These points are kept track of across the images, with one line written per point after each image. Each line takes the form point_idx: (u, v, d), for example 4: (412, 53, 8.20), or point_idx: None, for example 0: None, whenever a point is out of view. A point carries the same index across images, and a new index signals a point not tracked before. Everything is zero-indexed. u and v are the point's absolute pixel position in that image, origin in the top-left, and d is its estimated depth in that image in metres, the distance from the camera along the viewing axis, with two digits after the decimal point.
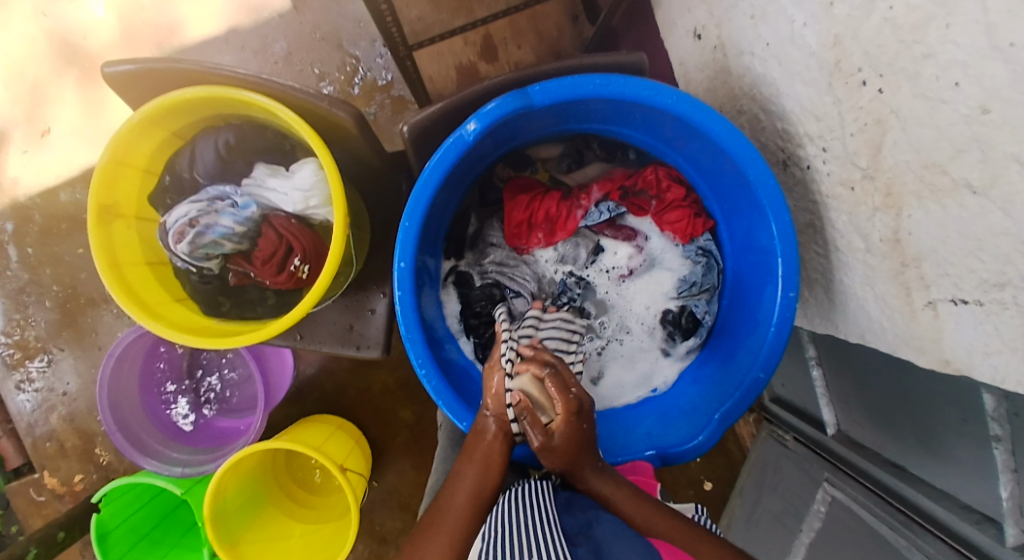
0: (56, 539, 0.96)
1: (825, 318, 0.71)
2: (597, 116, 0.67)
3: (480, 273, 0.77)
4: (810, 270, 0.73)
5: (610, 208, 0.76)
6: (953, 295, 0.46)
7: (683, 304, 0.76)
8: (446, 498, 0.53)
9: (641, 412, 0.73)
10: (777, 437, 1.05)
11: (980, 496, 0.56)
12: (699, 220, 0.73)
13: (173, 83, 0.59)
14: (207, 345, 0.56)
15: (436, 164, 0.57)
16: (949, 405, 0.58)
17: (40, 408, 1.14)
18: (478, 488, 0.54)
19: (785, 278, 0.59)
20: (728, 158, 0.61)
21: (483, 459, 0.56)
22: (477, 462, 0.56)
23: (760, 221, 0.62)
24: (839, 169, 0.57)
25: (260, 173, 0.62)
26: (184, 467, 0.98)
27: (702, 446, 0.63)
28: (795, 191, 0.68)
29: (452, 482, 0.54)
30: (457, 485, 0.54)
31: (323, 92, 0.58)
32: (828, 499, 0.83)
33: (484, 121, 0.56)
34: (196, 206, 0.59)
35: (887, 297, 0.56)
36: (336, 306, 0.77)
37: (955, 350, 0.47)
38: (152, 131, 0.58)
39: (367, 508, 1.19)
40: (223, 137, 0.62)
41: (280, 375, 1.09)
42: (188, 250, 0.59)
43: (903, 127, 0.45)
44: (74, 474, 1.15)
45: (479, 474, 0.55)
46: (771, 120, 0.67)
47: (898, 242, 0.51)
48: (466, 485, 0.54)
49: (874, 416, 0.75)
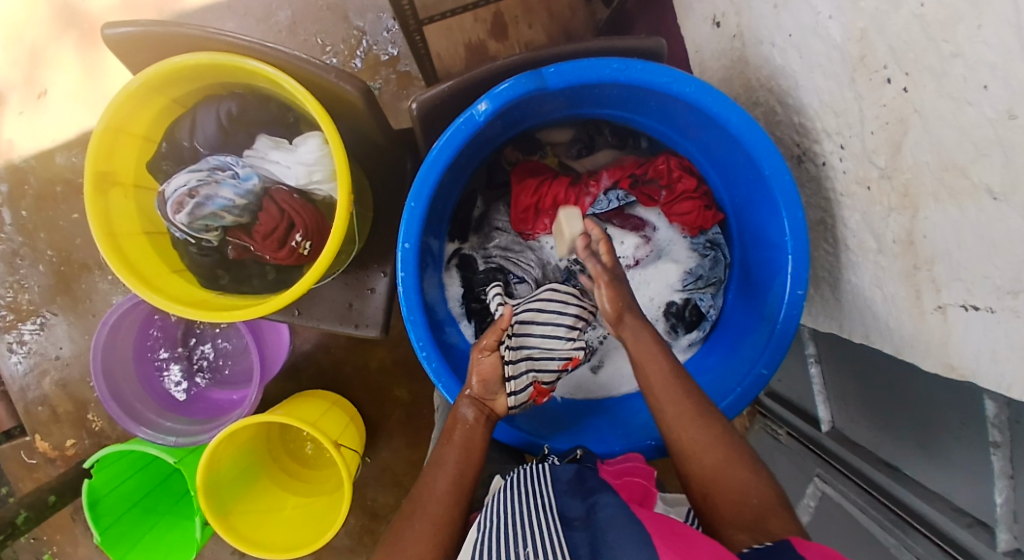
0: (47, 503, 0.97)
1: (830, 316, 0.71)
2: (611, 101, 0.66)
3: (483, 256, 0.76)
4: (817, 268, 0.72)
5: (619, 196, 0.74)
6: (964, 301, 0.45)
7: (689, 297, 0.75)
8: (425, 485, 0.53)
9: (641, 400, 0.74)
10: (770, 431, 1.06)
11: (974, 499, 0.56)
12: (709, 212, 0.72)
13: (175, 49, 0.57)
14: (206, 318, 0.56)
15: (445, 145, 0.56)
16: (950, 408, 0.58)
17: (32, 372, 1.13)
18: (457, 477, 0.54)
19: (795, 275, 0.59)
20: (742, 149, 0.60)
21: (462, 442, 0.56)
22: (458, 445, 0.56)
23: (771, 216, 0.61)
24: (856, 167, 0.56)
25: (263, 145, 0.61)
26: (178, 436, 0.97)
27: (729, 411, 0.62)
28: (808, 187, 0.67)
29: (432, 470, 0.54)
30: (436, 472, 0.54)
31: (331, 65, 0.56)
32: (818, 494, 0.84)
33: (496, 102, 0.55)
34: (196, 175, 0.57)
35: (897, 298, 0.55)
36: (337, 284, 0.76)
37: (961, 355, 0.47)
38: (152, 98, 0.56)
39: (359, 483, 1.20)
40: (225, 106, 0.60)
41: (276, 350, 1.08)
42: (187, 221, 0.57)
43: (925, 127, 0.44)
44: (66, 439, 1.15)
45: (461, 460, 0.55)
46: (787, 113, 0.65)
47: (912, 243, 0.51)
48: (446, 473, 0.53)
49: (873, 416, 0.75)
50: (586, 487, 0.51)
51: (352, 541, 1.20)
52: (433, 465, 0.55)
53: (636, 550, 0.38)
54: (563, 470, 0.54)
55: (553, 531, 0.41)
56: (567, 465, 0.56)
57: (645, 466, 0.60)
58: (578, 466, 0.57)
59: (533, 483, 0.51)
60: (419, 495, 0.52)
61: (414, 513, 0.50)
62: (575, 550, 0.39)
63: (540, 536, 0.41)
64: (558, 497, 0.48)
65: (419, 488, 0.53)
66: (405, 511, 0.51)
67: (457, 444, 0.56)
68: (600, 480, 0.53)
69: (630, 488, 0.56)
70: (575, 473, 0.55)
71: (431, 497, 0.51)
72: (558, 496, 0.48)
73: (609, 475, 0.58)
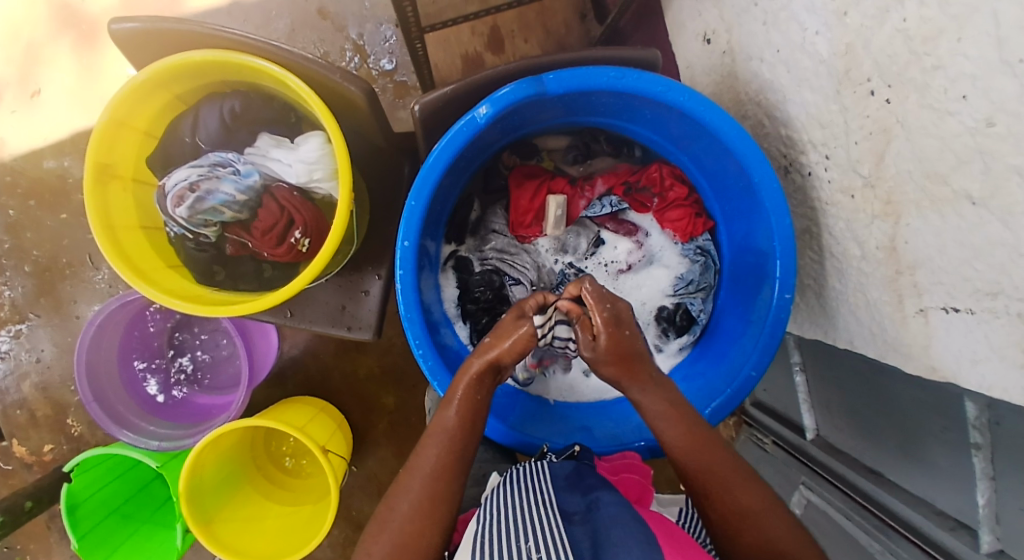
0: (23, 509, 0.94)
1: (816, 323, 0.72)
2: (607, 109, 0.68)
3: (480, 258, 0.77)
4: (803, 276, 0.75)
5: (612, 202, 0.77)
6: (945, 304, 0.47)
7: (679, 302, 0.76)
8: (419, 454, 0.53)
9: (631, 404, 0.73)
10: (756, 441, 1.07)
11: (956, 502, 0.57)
12: (699, 220, 0.74)
13: (184, 45, 0.58)
14: (202, 312, 0.56)
15: (446, 146, 0.57)
16: (932, 414, 0.60)
17: (12, 375, 1.10)
18: (451, 454, 0.53)
19: (782, 279, 0.60)
20: (731, 157, 0.62)
21: (462, 414, 0.55)
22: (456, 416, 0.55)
23: (760, 223, 0.63)
24: (840, 176, 0.58)
25: (264, 143, 0.61)
26: (161, 440, 0.95)
27: (711, 418, 0.64)
28: (795, 197, 0.70)
29: (427, 437, 0.54)
30: (431, 441, 0.54)
31: (336, 65, 0.57)
32: (804, 502, 0.86)
33: (497, 106, 0.56)
34: (196, 171, 0.57)
35: (880, 304, 0.57)
36: (331, 287, 0.77)
37: (943, 357, 0.49)
38: (156, 92, 0.57)
39: (345, 493, 1.18)
40: (228, 104, 0.61)
41: (265, 355, 1.07)
42: (186, 215, 0.58)
43: (907, 137, 0.46)
44: (44, 443, 1.12)
45: (457, 431, 0.54)
46: (775, 126, 0.68)
47: (894, 250, 0.53)
48: (439, 443, 0.53)
49: (857, 423, 0.77)
50: (584, 483, 0.51)
51: (335, 552, 1.18)
52: (431, 434, 0.54)
53: (635, 544, 0.38)
54: (560, 468, 0.55)
55: (553, 525, 0.42)
56: (564, 464, 0.56)
57: (641, 465, 0.61)
58: (575, 462, 0.57)
59: (532, 479, 0.51)
60: (414, 463, 0.53)
61: (406, 482, 0.52)
62: (576, 545, 0.39)
63: (541, 530, 0.41)
64: (556, 493, 0.48)
65: (413, 457, 0.53)
66: (400, 478, 0.52)
67: (456, 415, 0.55)
68: (598, 478, 0.54)
69: (628, 485, 0.57)
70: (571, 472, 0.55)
71: (425, 471, 0.52)
72: (555, 494, 0.49)
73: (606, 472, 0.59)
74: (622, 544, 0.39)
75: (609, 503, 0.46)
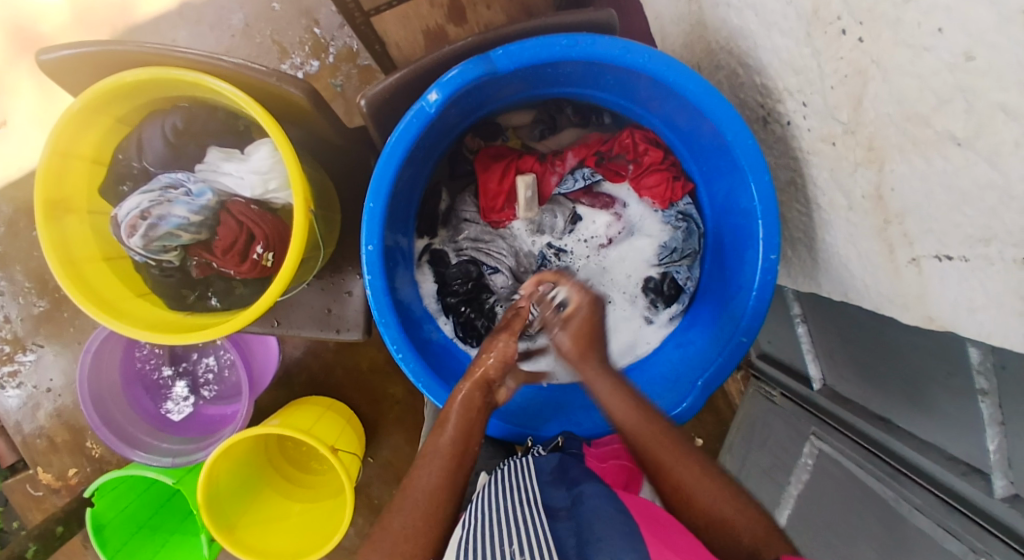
0: (55, 533, 0.97)
1: (808, 276, 0.70)
2: (571, 78, 0.64)
3: (455, 249, 0.75)
4: (792, 229, 0.72)
5: (585, 174, 0.74)
6: (937, 252, 0.45)
7: (665, 271, 0.74)
8: (414, 474, 0.52)
9: (626, 381, 0.72)
10: (764, 393, 1.06)
11: (968, 449, 0.57)
12: (678, 183, 0.71)
13: (119, 66, 0.55)
14: (170, 341, 0.54)
15: (399, 138, 0.54)
16: (936, 358, 0.58)
17: (26, 405, 1.13)
18: (447, 474, 0.52)
19: (766, 240, 0.58)
20: (705, 119, 0.59)
21: (452, 431, 0.54)
22: (448, 434, 0.54)
23: (740, 182, 0.60)
24: (820, 124, 0.54)
25: (213, 157, 0.58)
26: (174, 457, 0.98)
27: (683, 416, 0.62)
28: (775, 147, 0.66)
29: (424, 457, 0.53)
30: (428, 460, 0.53)
31: (272, 68, 0.54)
32: (815, 453, 0.84)
33: (446, 91, 0.53)
34: (147, 197, 0.55)
35: (871, 254, 0.54)
36: (312, 289, 0.76)
37: (940, 307, 0.47)
38: (95, 119, 0.54)
39: (364, 484, 1.20)
40: (170, 121, 0.58)
41: (265, 363, 1.07)
42: (142, 244, 0.55)
43: (884, 78, 0.42)
44: (68, 467, 1.15)
45: (455, 446, 0.54)
46: (749, 75, 0.64)
47: (881, 198, 0.50)
48: (434, 462, 0.53)
49: (862, 372, 0.75)
50: (568, 478, 0.51)
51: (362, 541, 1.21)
52: (427, 453, 0.54)
53: (615, 538, 0.38)
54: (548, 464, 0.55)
55: (535, 524, 0.41)
56: (549, 456, 0.56)
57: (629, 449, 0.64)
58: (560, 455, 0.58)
59: (517, 478, 0.51)
60: (410, 482, 0.52)
61: (402, 502, 0.50)
62: (559, 545, 0.38)
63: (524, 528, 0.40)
64: (542, 490, 0.48)
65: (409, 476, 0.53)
66: (396, 498, 0.51)
67: (453, 431, 0.54)
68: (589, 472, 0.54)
69: (613, 474, 0.61)
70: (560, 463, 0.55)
71: (420, 487, 0.51)
72: (540, 490, 0.49)
73: (592, 462, 0.62)
74: (608, 542, 0.38)
75: (598, 496, 0.46)
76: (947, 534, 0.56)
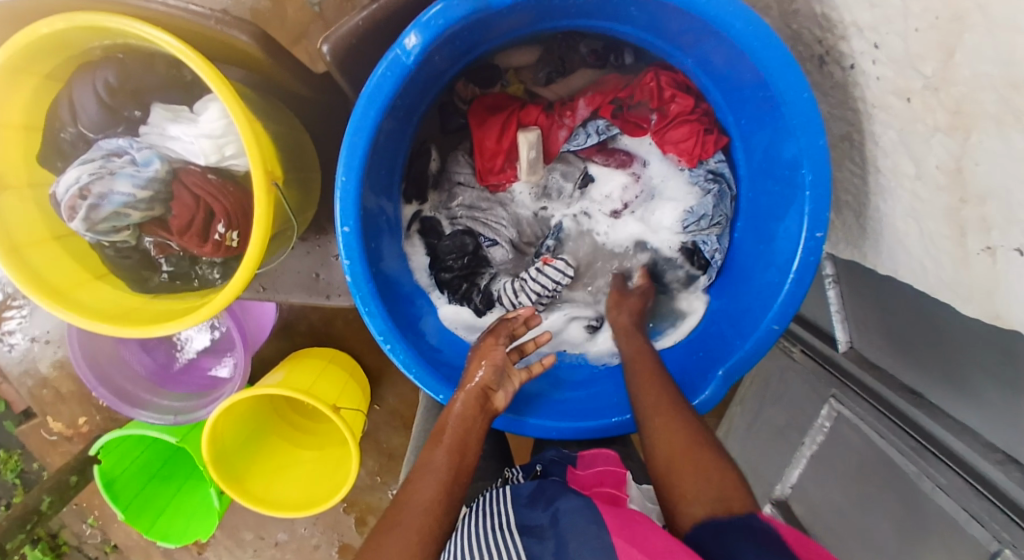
0: (70, 484, 0.98)
1: (852, 245, 0.62)
2: (584, 11, 0.52)
3: (448, 217, 0.67)
4: (839, 190, 0.62)
5: (599, 128, 0.65)
6: (1018, 246, 0.36)
7: (690, 241, 0.65)
8: (412, 489, 0.43)
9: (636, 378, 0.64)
10: (784, 348, 1.00)
11: (1012, 440, 0.51)
12: (710, 137, 0.62)
13: (33, 14, 0.45)
14: (131, 330, 0.48)
15: (372, 96, 0.44)
16: (992, 347, 0.52)
17: (26, 358, 1.11)
18: (448, 485, 0.44)
19: (813, 216, 0.50)
20: (745, 59, 0.48)
21: (455, 444, 0.47)
22: (450, 447, 0.47)
23: (784, 139, 0.51)
24: (893, 74, 0.44)
25: (157, 116, 0.50)
26: (176, 414, 0.95)
27: (703, 407, 0.56)
28: (831, 95, 0.55)
29: (417, 473, 0.45)
30: (423, 476, 0.44)
31: (211, 10, 0.45)
32: (834, 416, 0.79)
33: (428, 36, 0.43)
34: (87, 168, 0.47)
35: (936, 235, 0.46)
36: (296, 253, 0.69)
37: (1010, 307, 0.39)
38: (14, 80, 0.44)
39: (371, 430, 1.21)
40: (101, 77, 0.49)
41: (260, 322, 1.02)
42: (86, 226, 0.48)
43: (987, 27, 0.32)
44: (77, 416, 1.16)
45: (453, 460, 0.46)
46: (806, 1, 0.51)
47: (960, 172, 0.40)
48: (436, 477, 0.44)
49: (899, 343, 0.69)
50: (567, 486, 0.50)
51: (372, 482, 1.24)
52: (422, 466, 0.46)
53: None
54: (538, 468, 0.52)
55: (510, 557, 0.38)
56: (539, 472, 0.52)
57: (616, 469, 0.57)
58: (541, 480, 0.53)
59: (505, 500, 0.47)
60: (402, 499, 0.44)
61: (394, 521, 0.42)
62: None
63: None
64: (525, 513, 0.45)
65: (403, 493, 0.44)
66: (386, 518, 0.42)
67: (449, 440, 0.47)
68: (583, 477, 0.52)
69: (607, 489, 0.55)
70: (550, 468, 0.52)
71: (418, 502, 0.42)
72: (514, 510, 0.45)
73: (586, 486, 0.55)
74: None
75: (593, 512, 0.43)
76: (970, 519, 0.53)
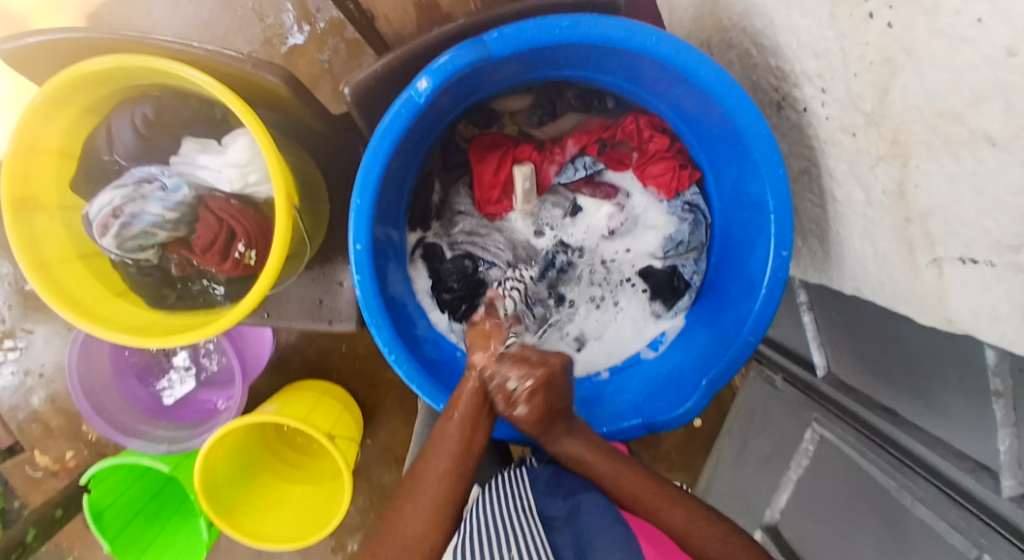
0: (53, 518, 0.96)
1: (819, 269, 0.67)
2: (570, 61, 0.59)
3: (449, 243, 0.72)
4: (804, 220, 0.69)
5: (586, 163, 0.72)
6: (961, 255, 0.41)
7: (670, 265, 0.72)
8: (426, 462, 0.51)
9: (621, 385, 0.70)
10: (766, 378, 1.04)
11: (975, 445, 0.54)
12: (685, 172, 0.69)
13: (84, 55, 0.51)
14: (148, 343, 0.51)
15: (387, 129, 0.50)
16: (949, 357, 0.56)
17: (18, 392, 1.11)
18: (457, 463, 0.51)
19: (778, 237, 0.55)
20: (715, 106, 0.55)
21: (466, 418, 0.52)
22: (460, 419, 0.52)
23: (751, 173, 0.57)
24: (840, 112, 0.51)
25: (189, 149, 0.56)
26: (170, 443, 0.96)
27: (689, 415, 0.60)
28: (790, 135, 0.63)
29: (431, 446, 0.52)
30: (437, 449, 0.51)
31: (246, 54, 0.51)
32: (816, 440, 0.82)
33: (437, 78, 0.49)
34: (120, 192, 0.53)
35: (889, 253, 0.51)
36: (302, 279, 0.73)
37: (960, 311, 0.43)
38: (59, 111, 0.50)
39: (363, 465, 1.20)
40: (139, 111, 0.55)
41: (257, 353, 1.04)
42: (116, 243, 0.53)
43: (915, 69, 0.39)
44: (64, 451, 1.14)
45: (464, 436, 0.52)
46: (763, 55, 0.60)
47: (903, 195, 0.46)
48: (447, 450, 0.51)
49: (868, 363, 0.73)
50: (565, 491, 0.53)
51: (362, 520, 1.21)
52: (436, 438, 0.52)
53: None
54: (539, 474, 0.57)
55: (529, 538, 0.43)
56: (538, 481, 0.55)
57: None
58: (554, 467, 0.58)
59: (509, 505, 0.50)
60: (419, 470, 0.51)
61: (413, 492, 0.49)
62: None
63: None
64: (527, 518, 0.47)
65: (418, 465, 0.51)
66: (406, 487, 0.50)
67: (460, 418, 0.52)
68: (577, 484, 0.55)
69: None
70: (551, 475, 0.57)
71: (429, 491, 0.50)
72: (536, 499, 0.51)
73: None
74: None
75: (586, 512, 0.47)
76: (950, 530, 0.55)
